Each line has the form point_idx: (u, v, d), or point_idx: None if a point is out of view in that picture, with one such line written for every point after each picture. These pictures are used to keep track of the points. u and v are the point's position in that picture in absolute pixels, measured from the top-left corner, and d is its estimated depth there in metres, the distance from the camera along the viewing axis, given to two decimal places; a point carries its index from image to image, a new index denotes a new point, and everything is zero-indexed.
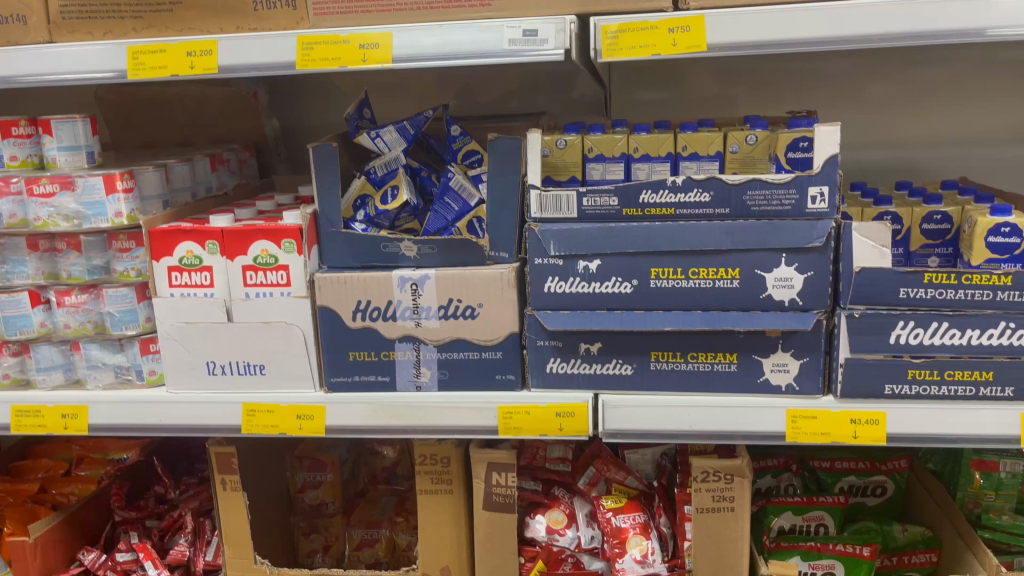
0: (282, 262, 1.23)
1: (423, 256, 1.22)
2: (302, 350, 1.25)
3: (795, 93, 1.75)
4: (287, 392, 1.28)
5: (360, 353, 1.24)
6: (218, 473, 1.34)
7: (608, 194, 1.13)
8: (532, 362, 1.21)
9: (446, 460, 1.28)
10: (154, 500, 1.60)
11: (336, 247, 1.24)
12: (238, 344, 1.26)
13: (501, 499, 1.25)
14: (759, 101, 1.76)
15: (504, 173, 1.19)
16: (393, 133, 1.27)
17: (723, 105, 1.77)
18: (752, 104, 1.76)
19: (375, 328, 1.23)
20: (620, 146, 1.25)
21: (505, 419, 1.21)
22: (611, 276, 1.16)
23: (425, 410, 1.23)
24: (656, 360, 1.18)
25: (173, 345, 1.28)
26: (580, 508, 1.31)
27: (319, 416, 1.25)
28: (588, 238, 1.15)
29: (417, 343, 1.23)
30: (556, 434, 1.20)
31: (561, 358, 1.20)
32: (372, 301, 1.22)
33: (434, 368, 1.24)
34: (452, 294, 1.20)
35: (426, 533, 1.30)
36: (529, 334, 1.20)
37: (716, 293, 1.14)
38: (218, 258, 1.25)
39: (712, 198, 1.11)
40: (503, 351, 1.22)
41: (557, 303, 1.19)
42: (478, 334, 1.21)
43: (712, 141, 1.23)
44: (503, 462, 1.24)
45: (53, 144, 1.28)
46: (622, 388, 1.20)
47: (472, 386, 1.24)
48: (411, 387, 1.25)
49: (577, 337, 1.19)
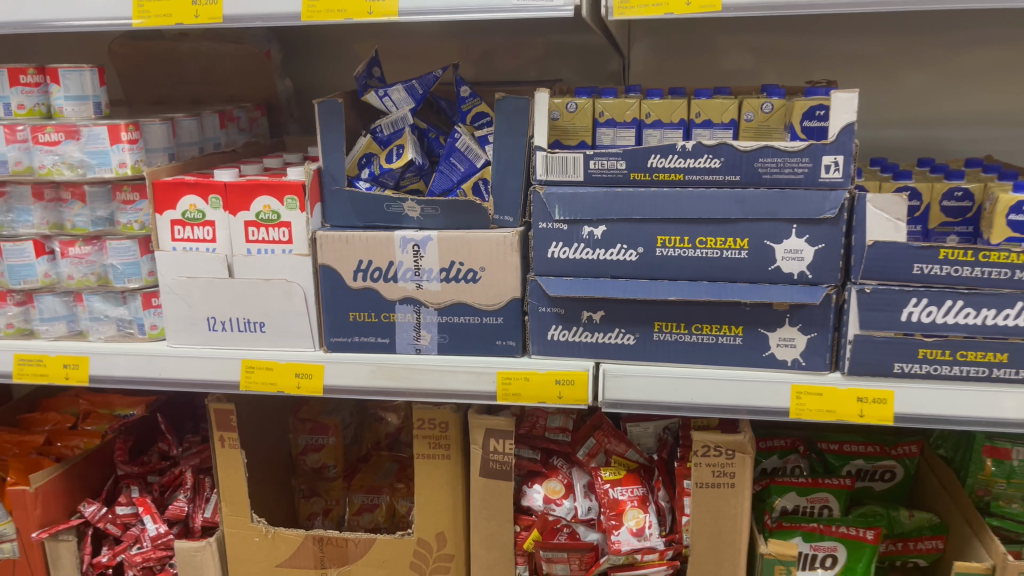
0: (285, 219, 1.21)
1: (426, 217, 1.20)
2: (303, 309, 1.24)
3: (820, 67, 1.70)
4: (286, 351, 1.27)
5: (360, 314, 1.23)
6: (216, 430, 1.34)
7: (616, 157, 1.10)
8: (533, 329, 1.19)
9: (444, 425, 1.27)
10: (157, 455, 1.61)
11: (339, 205, 1.23)
12: (239, 300, 1.25)
13: (497, 467, 1.23)
14: (782, 75, 1.71)
15: (512, 133, 1.17)
16: (401, 92, 1.26)
17: (745, 78, 1.73)
18: (775, 78, 1.72)
19: (376, 288, 1.21)
20: (631, 111, 1.22)
21: (504, 384, 1.19)
22: (617, 243, 1.13)
23: (424, 373, 1.22)
24: (659, 330, 1.15)
25: (174, 299, 1.27)
26: (579, 479, 1.29)
27: (317, 375, 1.24)
28: (594, 202, 1.12)
29: (418, 306, 1.21)
30: (555, 402, 1.18)
31: (562, 325, 1.18)
32: (374, 261, 1.20)
33: (434, 332, 1.22)
34: (454, 256, 1.18)
35: (422, 498, 1.29)
36: (531, 300, 1.18)
37: (723, 264, 1.12)
38: (221, 213, 1.24)
39: (722, 164, 1.08)
40: (504, 316, 1.20)
41: (560, 269, 1.16)
42: (480, 298, 1.19)
43: (726, 107, 1.20)
44: (501, 428, 1.23)
45: (60, 94, 1.27)
46: (625, 358, 1.18)
47: (471, 352, 1.22)
48: (410, 350, 1.24)
49: (580, 304, 1.16)
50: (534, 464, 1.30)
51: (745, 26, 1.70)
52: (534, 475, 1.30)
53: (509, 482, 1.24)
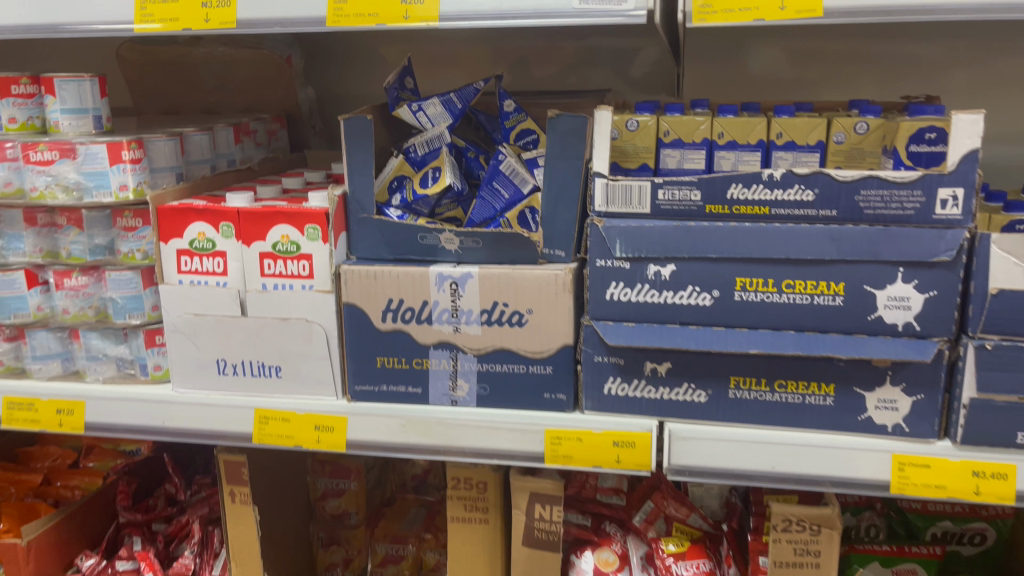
0: (305, 251, 1.07)
1: (466, 250, 1.06)
2: (324, 353, 1.09)
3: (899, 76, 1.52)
4: (304, 399, 1.12)
5: (389, 359, 1.08)
6: (225, 483, 1.19)
7: (689, 186, 0.95)
8: (587, 380, 1.03)
9: (483, 485, 1.12)
10: (162, 500, 1.47)
11: (367, 235, 1.08)
12: (252, 341, 1.11)
13: (544, 536, 1.09)
14: (855, 86, 1.54)
15: (565, 156, 1.01)
16: (437, 107, 1.12)
17: (813, 90, 1.55)
18: (848, 89, 1.54)
19: (407, 332, 1.06)
20: (702, 130, 1.06)
21: (553, 445, 1.03)
22: (687, 285, 0.98)
23: (460, 430, 1.06)
24: (735, 387, 0.99)
25: (180, 339, 1.13)
26: (636, 548, 1.13)
27: (340, 430, 1.09)
28: (662, 238, 0.96)
29: (455, 351, 1.06)
30: (612, 467, 1.02)
31: (621, 378, 1.02)
32: (405, 301, 1.05)
33: (472, 382, 1.07)
34: (498, 297, 1.03)
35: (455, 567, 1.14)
36: (585, 348, 1.02)
37: (813, 312, 0.96)
38: (233, 243, 1.10)
39: (816, 196, 0.92)
40: (553, 366, 1.04)
41: (621, 313, 1.01)
42: (526, 344, 1.04)
43: (813, 127, 1.04)
44: (550, 492, 1.08)
45: (55, 106, 1.13)
46: (693, 417, 1.02)
47: (514, 405, 1.07)
48: (445, 402, 1.08)
49: (642, 355, 1.00)
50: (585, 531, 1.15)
51: (791, 30, 1.53)
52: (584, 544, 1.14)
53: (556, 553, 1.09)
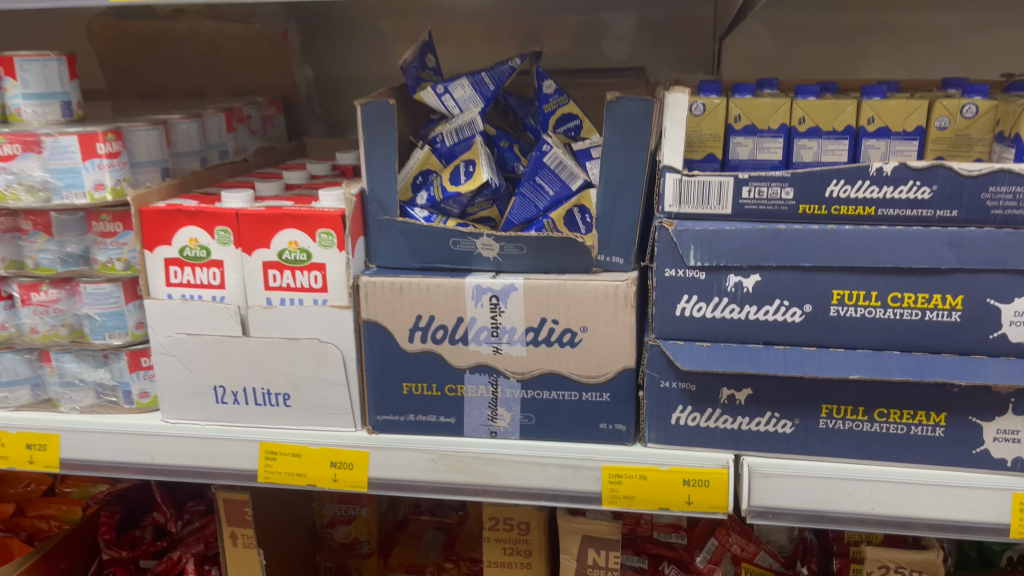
0: (316, 260, 0.92)
1: (506, 256, 0.90)
2: (341, 378, 0.94)
3: (973, 50, 1.35)
4: (317, 430, 0.97)
5: (417, 385, 0.93)
6: (225, 525, 1.04)
7: (780, 183, 0.81)
8: (651, 409, 0.89)
9: (525, 526, 0.97)
10: (150, 532, 1.32)
11: (389, 240, 0.93)
12: (256, 364, 0.95)
13: None
14: (924, 61, 1.37)
15: (627, 147, 0.86)
16: (466, 89, 0.96)
17: (875, 66, 1.38)
18: (914, 65, 1.37)
19: (438, 354, 0.91)
20: (779, 114, 0.91)
21: (611, 484, 0.89)
22: (774, 298, 0.83)
23: (502, 466, 0.91)
24: (827, 416, 0.85)
25: (170, 362, 0.97)
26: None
27: (361, 466, 0.94)
28: (747, 244, 0.82)
29: (494, 375, 0.91)
30: (683, 510, 0.88)
31: (692, 406, 0.88)
32: (436, 318, 0.90)
33: (515, 411, 0.92)
34: (546, 313, 0.88)
35: None
36: (650, 371, 0.87)
37: (924, 329, 0.81)
38: (231, 250, 0.94)
39: (934, 194, 0.78)
40: (611, 394, 0.89)
41: (693, 332, 0.86)
42: (579, 368, 0.89)
43: (912, 109, 0.89)
44: (607, 536, 0.93)
45: (16, 90, 0.96)
46: (776, 450, 0.88)
47: (564, 437, 0.92)
48: (483, 434, 0.93)
49: (718, 380, 0.86)
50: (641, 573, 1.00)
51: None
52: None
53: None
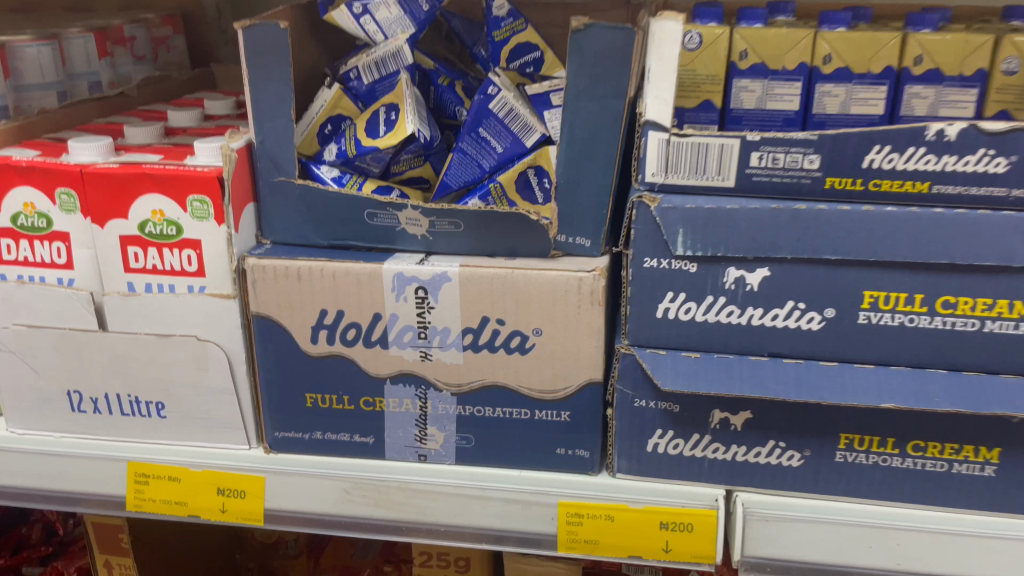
0: (188, 236, 0.70)
1: (438, 235, 0.69)
2: (227, 385, 0.74)
3: None
4: (202, 447, 0.77)
5: (324, 397, 0.73)
6: (98, 552, 0.85)
7: (803, 147, 0.60)
8: (621, 432, 0.69)
9: (464, 562, 0.79)
10: (39, 531, 1.12)
11: (287, 210, 0.71)
12: (117, 366, 0.75)
13: None
14: None
15: (598, 93, 0.64)
16: (389, 10, 0.72)
17: None
18: None
19: (351, 358, 0.71)
20: (798, 52, 0.69)
21: (569, 526, 0.70)
22: (785, 299, 0.63)
23: (433, 500, 0.72)
24: (845, 448, 0.67)
25: (10, 360, 0.77)
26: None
27: (255, 494, 0.74)
28: (753, 228, 0.61)
29: (422, 387, 0.71)
30: (659, 559, 0.69)
31: (674, 431, 0.68)
32: (347, 314, 0.69)
33: (450, 430, 0.72)
34: (488, 311, 0.67)
35: None
36: (622, 387, 0.68)
37: (981, 344, 0.62)
38: (78, 220, 0.72)
39: (1011, 167, 0.58)
40: (572, 413, 0.70)
41: (678, 339, 0.66)
42: (530, 380, 0.69)
43: (973, 49, 0.67)
44: None
45: None
46: (777, 487, 0.69)
47: (511, 463, 0.73)
48: (409, 457, 0.74)
49: (708, 401, 0.67)
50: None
51: None
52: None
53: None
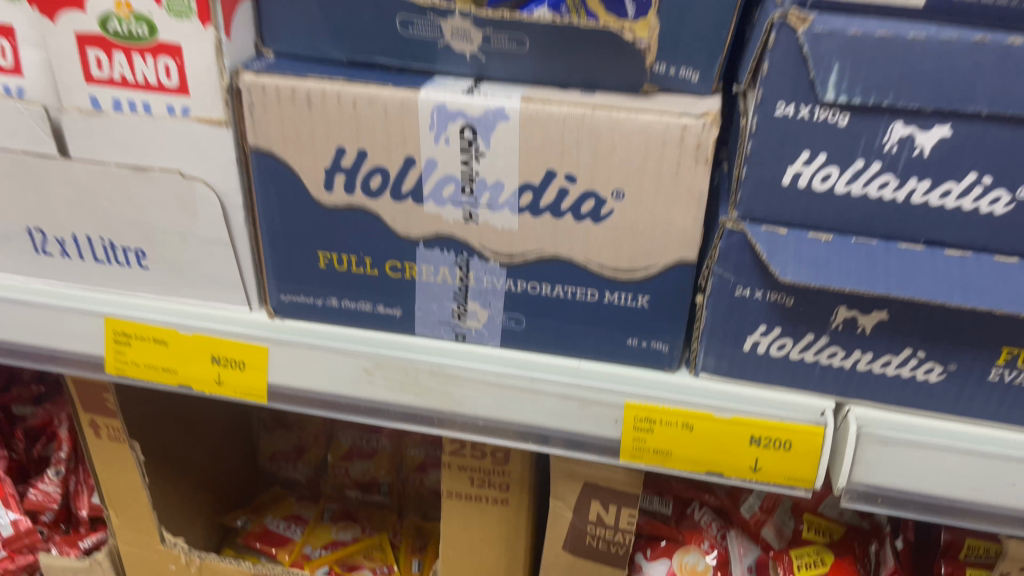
0: (163, 39, 0.53)
1: (493, 56, 0.52)
2: (221, 235, 0.60)
3: None
4: (193, 305, 0.64)
5: (340, 257, 0.58)
6: (81, 410, 0.74)
7: None
8: (713, 326, 0.55)
9: (503, 454, 0.67)
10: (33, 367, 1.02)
11: (296, 11, 0.54)
12: (84, 203, 0.60)
13: (602, 548, 0.66)
14: None
15: None
16: None
17: None
18: None
19: (375, 212, 0.56)
20: None
21: (636, 432, 0.57)
22: (964, 171, 0.47)
23: (470, 390, 0.59)
24: (1002, 366, 0.52)
25: None
26: (743, 553, 0.70)
27: (256, 367, 0.62)
28: (943, 69, 0.44)
29: (464, 254, 0.56)
30: (743, 478, 0.57)
31: (781, 329, 0.54)
32: (371, 156, 0.53)
33: (495, 308, 0.58)
34: (556, 164, 0.51)
35: (451, 557, 0.74)
36: (722, 271, 0.53)
37: None
38: (22, 10, 0.55)
39: None
40: (652, 298, 0.55)
41: (807, 214, 0.50)
42: (603, 255, 0.54)
43: None
44: (619, 488, 0.63)
45: None
46: (903, 404, 0.55)
47: (569, 351, 0.59)
48: (444, 335, 0.61)
49: (832, 297, 0.52)
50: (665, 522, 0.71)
51: None
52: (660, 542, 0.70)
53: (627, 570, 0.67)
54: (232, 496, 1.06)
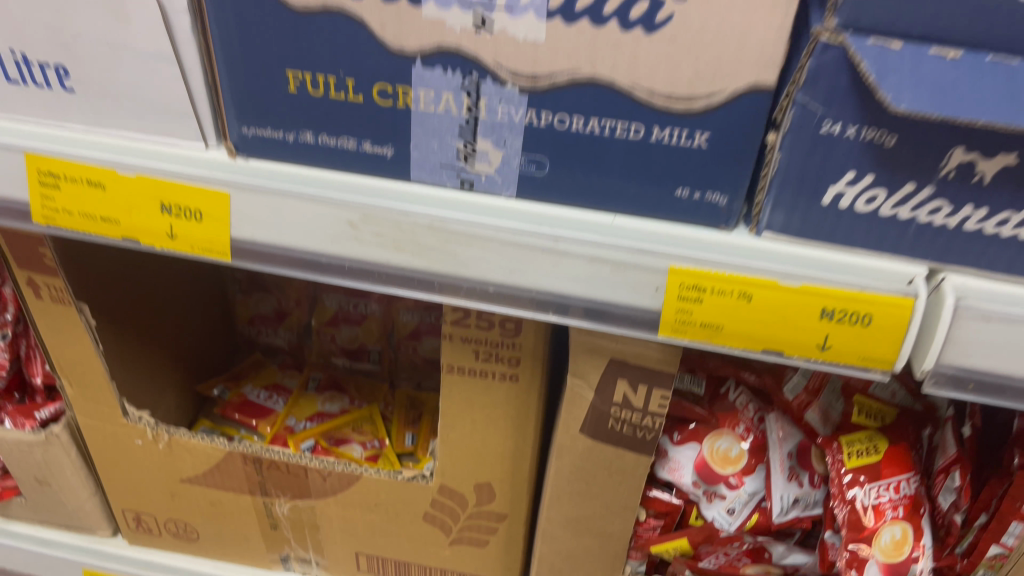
0: None
1: None
2: (163, 50, 0.47)
3: None
4: (136, 141, 0.52)
5: (317, 79, 0.46)
6: (16, 268, 0.63)
7: None
8: (787, 172, 0.44)
9: (513, 325, 0.58)
10: None
11: None
12: None
13: (627, 433, 0.57)
14: None
15: None
16: None
17: None
18: None
19: (360, 18, 0.43)
20: None
21: (681, 304, 0.47)
22: None
23: (478, 249, 0.48)
24: None
25: None
26: (782, 437, 0.62)
27: (214, 217, 0.51)
28: None
29: (475, 76, 0.44)
30: (806, 358, 0.47)
31: (874, 178, 0.43)
32: None
33: (512, 148, 0.46)
34: None
35: (451, 437, 0.66)
36: (809, 101, 0.41)
37: None
38: None
39: None
40: (713, 136, 0.43)
41: (931, 24, 0.38)
42: (655, 78, 0.42)
43: None
44: (651, 366, 0.54)
45: None
46: (1013, 273, 0.45)
47: (601, 204, 0.48)
48: (447, 182, 0.49)
49: (949, 134, 0.40)
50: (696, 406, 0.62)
51: None
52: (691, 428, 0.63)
53: (654, 456, 0.59)
54: (207, 364, 0.97)
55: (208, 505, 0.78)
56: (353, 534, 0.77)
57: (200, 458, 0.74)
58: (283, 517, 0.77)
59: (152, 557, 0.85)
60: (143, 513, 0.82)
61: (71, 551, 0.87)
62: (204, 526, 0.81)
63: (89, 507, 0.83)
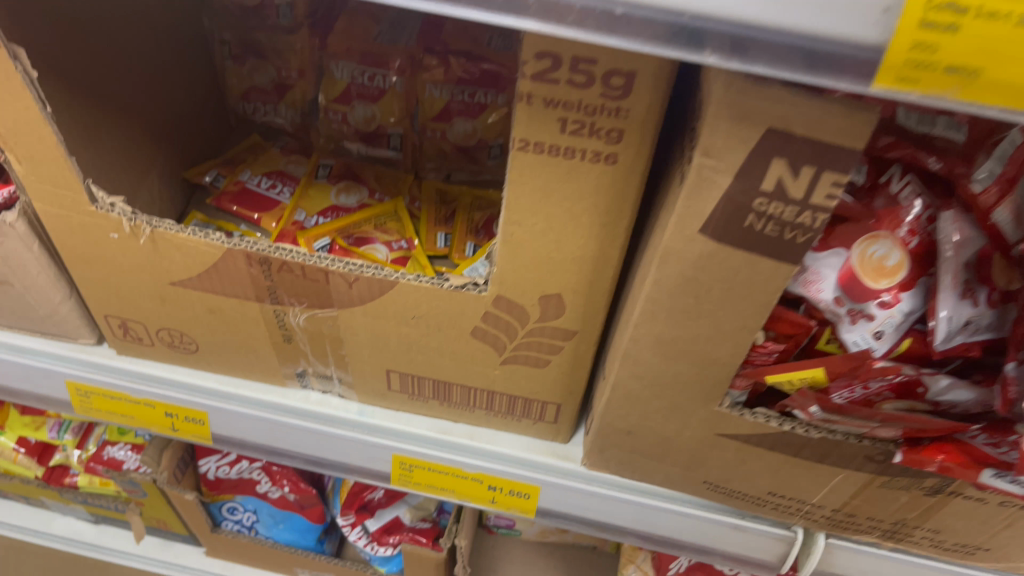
0: None
1: None
2: None
3: None
4: None
5: None
6: None
7: None
8: None
9: (621, 83, 0.41)
10: None
11: None
12: None
13: (770, 234, 0.42)
14: None
15: None
16: None
17: None
18: None
19: None
20: None
21: (920, 37, 0.30)
22: None
23: None
24: None
25: None
26: (959, 244, 0.46)
27: None
28: None
29: None
30: None
31: None
32: None
33: None
34: None
35: (516, 237, 0.51)
36: None
37: None
38: None
39: None
40: None
41: None
42: None
43: None
44: (828, 142, 0.38)
45: None
46: None
47: None
48: None
49: None
50: (849, 199, 0.48)
51: None
52: (837, 226, 0.49)
53: (799, 265, 0.44)
54: (194, 146, 0.81)
55: (208, 313, 0.65)
56: (384, 348, 0.64)
57: (193, 257, 0.59)
58: (299, 329, 0.64)
59: (145, 369, 0.73)
60: (130, 320, 0.68)
61: (49, 361, 0.74)
62: (205, 336, 0.68)
63: (64, 311, 0.69)
